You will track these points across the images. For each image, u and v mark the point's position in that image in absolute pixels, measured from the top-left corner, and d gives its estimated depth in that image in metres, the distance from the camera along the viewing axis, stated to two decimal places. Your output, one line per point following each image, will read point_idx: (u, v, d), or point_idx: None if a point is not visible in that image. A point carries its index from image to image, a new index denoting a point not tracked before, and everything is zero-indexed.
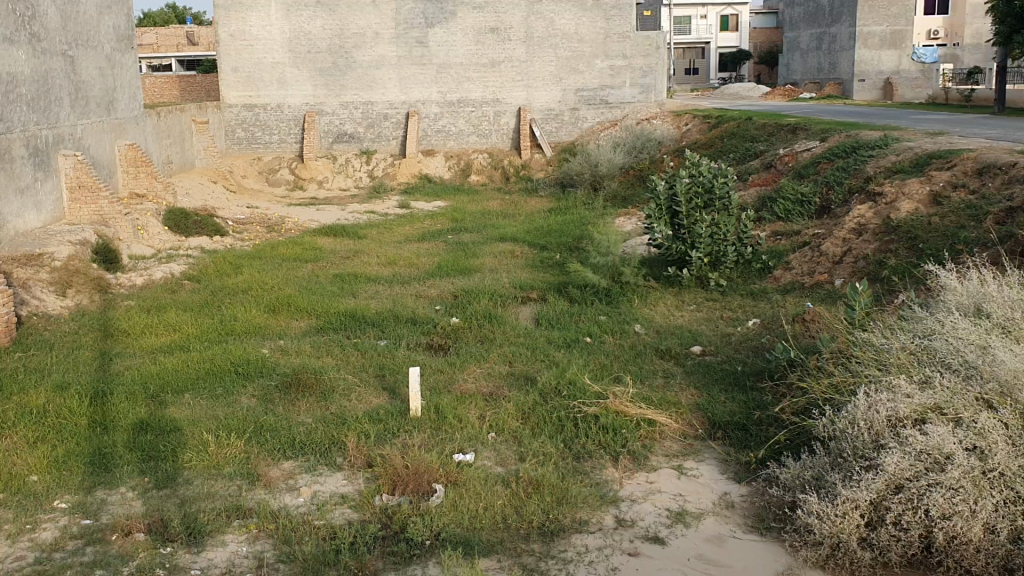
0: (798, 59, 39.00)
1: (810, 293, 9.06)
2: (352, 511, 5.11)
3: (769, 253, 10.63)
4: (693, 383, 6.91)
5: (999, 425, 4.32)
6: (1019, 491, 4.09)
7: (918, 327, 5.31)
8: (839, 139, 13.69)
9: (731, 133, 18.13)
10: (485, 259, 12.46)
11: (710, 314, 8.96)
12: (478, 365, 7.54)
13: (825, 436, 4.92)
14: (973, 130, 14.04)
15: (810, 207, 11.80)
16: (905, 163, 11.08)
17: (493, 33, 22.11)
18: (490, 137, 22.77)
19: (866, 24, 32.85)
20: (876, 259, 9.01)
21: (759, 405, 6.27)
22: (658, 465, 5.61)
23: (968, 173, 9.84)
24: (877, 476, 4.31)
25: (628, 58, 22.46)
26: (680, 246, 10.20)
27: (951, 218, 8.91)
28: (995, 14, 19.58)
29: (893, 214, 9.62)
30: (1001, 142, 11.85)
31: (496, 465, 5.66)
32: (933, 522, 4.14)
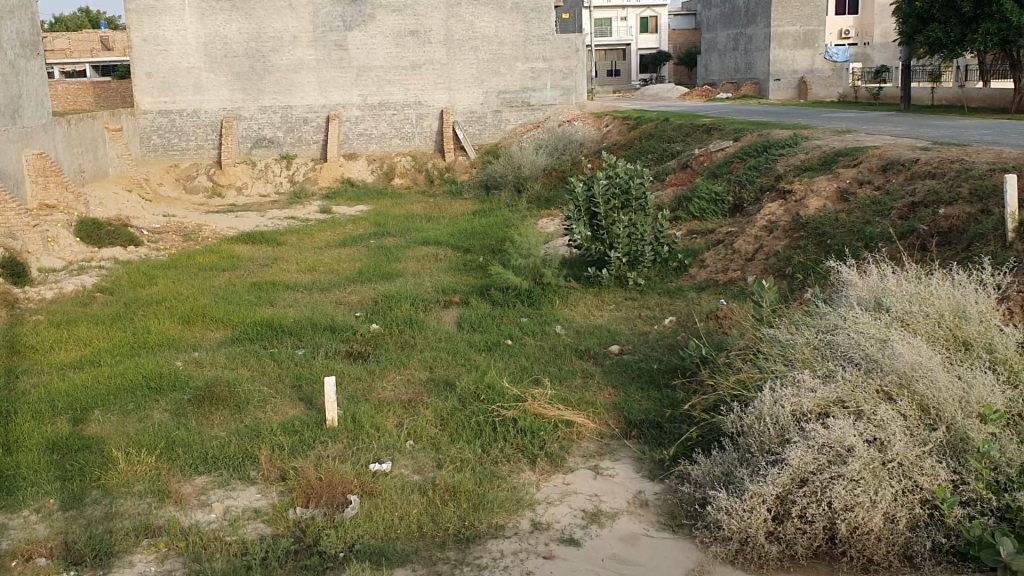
0: (716, 59, 39.70)
1: (724, 290, 9.23)
2: (265, 526, 5.03)
3: (685, 251, 10.78)
4: (611, 383, 6.96)
5: (898, 416, 4.46)
6: (917, 481, 4.23)
7: (822, 321, 5.45)
8: (752, 138, 13.97)
9: (650, 134, 18.37)
10: (407, 263, 12.39)
11: (629, 313, 9.05)
12: (398, 371, 7.49)
13: (733, 432, 4.99)
14: (881, 127, 14.43)
15: (724, 206, 12.00)
16: (813, 161, 11.37)
17: (412, 35, 22.03)
18: (413, 140, 22.62)
19: (780, 24, 33.66)
20: (785, 255, 9.21)
21: (672, 403, 6.35)
22: (575, 466, 5.64)
23: (872, 170, 10.14)
24: (782, 470, 4.39)
25: (549, 61, 22.62)
26: (599, 246, 10.28)
27: (857, 213, 9.15)
28: (899, 16, 20.22)
29: (802, 211, 9.86)
30: (906, 138, 12.20)
31: (413, 473, 5.61)
32: (836, 514, 4.23)
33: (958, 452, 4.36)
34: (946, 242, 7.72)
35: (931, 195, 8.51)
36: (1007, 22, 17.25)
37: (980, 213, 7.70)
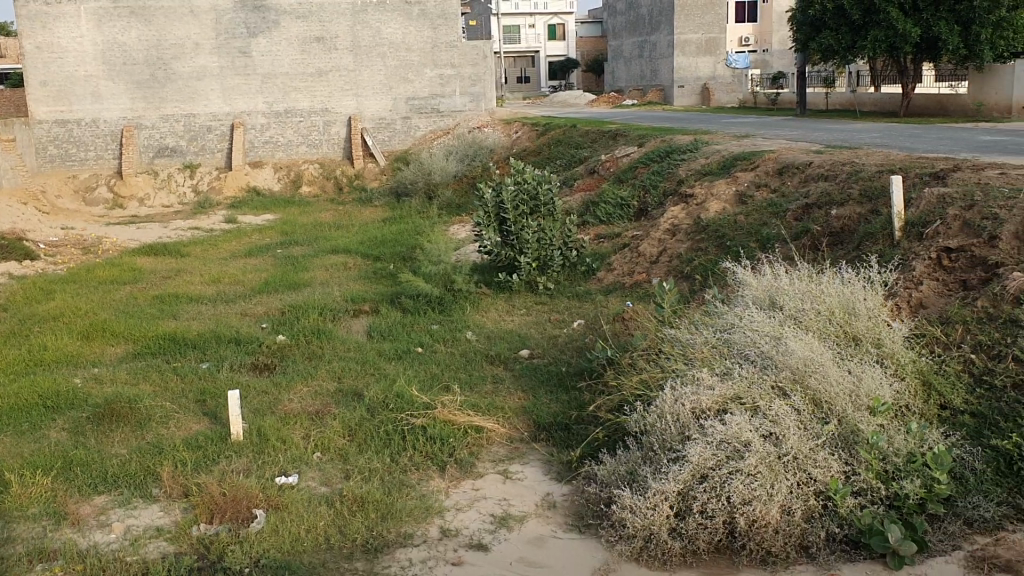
0: (622, 66, 40.29)
1: (630, 293, 9.39)
2: (167, 544, 4.90)
3: (593, 255, 10.90)
4: (520, 387, 6.99)
5: (792, 411, 4.65)
6: (811, 474, 4.39)
7: (719, 321, 5.63)
8: (656, 144, 14.25)
9: (558, 140, 18.57)
10: (316, 272, 12.25)
11: (538, 317, 9.13)
12: (305, 383, 7.38)
13: (637, 431, 5.09)
14: (778, 132, 14.91)
15: (629, 210, 12.20)
16: (713, 165, 11.68)
17: (318, 42, 21.83)
18: (320, 147, 22.35)
19: (683, 32, 34.42)
20: (688, 257, 9.42)
21: (579, 405, 6.42)
22: (484, 471, 5.66)
23: (769, 173, 10.45)
24: (682, 467, 4.50)
25: (457, 67, 22.77)
26: (509, 252, 10.34)
27: (754, 216, 9.41)
28: (794, 24, 20.91)
29: (703, 214, 10.10)
30: (801, 142, 12.61)
31: (320, 485, 5.55)
32: (735, 508, 4.34)
33: (849, 444, 4.56)
34: (838, 241, 8.00)
35: (824, 197, 8.79)
36: (895, 29, 17.95)
37: (869, 213, 7.98)
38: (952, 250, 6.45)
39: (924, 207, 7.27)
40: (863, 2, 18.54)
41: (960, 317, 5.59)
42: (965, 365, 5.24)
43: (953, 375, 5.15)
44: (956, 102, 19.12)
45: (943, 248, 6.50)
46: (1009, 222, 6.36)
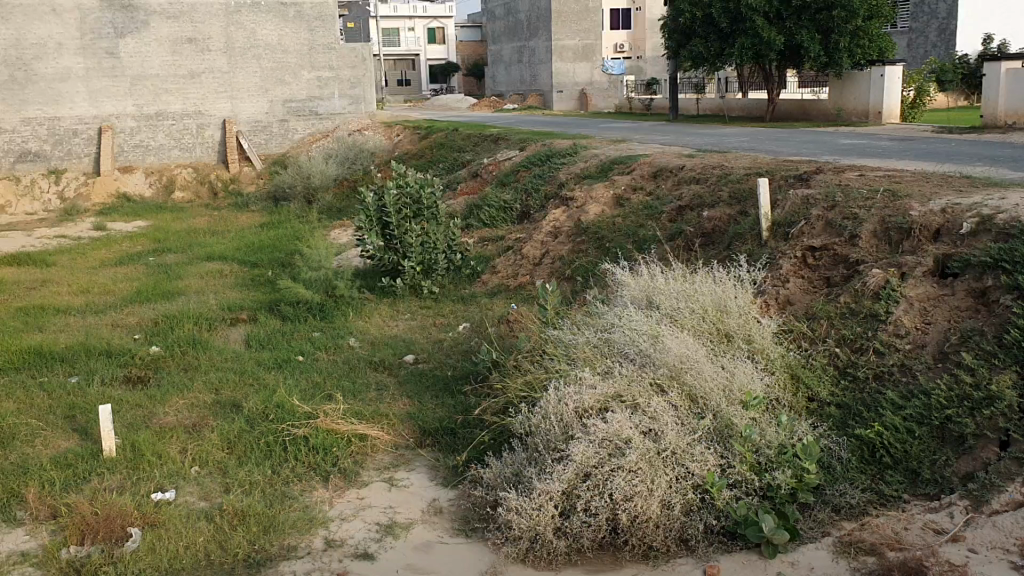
0: (502, 70, 40.55)
1: (514, 295, 9.47)
2: (34, 570, 4.67)
3: (477, 258, 10.93)
4: (405, 393, 6.95)
5: (669, 408, 4.79)
6: (689, 468, 4.53)
7: (599, 321, 5.75)
8: (536, 148, 14.40)
9: (440, 144, 18.55)
10: (191, 280, 11.87)
11: (423, 322, 9.08)
12: (181, 395, 7.15)
13: (522, 433, 5.14)
14: (655, 136, 15.28)
15: (512, 213, 12.27)
16: (592, 169, 11.90)
17: (190, 43, 21.19)
18: (194, 151, 21.66)
19: (561, 38, 34.91)
20: (570, 259, 9.56)
21: (464, 409, 6.43)
22: (369, 480, 5.60)
23: (645, 176, 10.71)
24: (566, 467, 4.57)
25: (336, 70, 22.75)
26: (392, 256, 10.25)
27: (632, 218, 9.62)
28: (666, 31, 21.49)
29: (583, 216, 10.26)
30: (676, 146, 12.95)
31: (199, 500, 5.38)
32: (617, 505, 4.42)
33: (724, 438, 4.72)
34: (710, 241, 8.26)
35: (697, 199, 9.06)
36: (760, 37, 18.63)
37: (739, 214, 8.27)
38: (816, 249, 6.76)
39: (790, 207, 7.58)
40: (730, 11, 19.18)
41: (824, 312, 5.86)
42: (830, 358, 5.50)
43: (819, 368, 5.39)
44: (818, 108, 20.01)
45: (808, 247, 6.81)
46: (867, 221, 6.72)
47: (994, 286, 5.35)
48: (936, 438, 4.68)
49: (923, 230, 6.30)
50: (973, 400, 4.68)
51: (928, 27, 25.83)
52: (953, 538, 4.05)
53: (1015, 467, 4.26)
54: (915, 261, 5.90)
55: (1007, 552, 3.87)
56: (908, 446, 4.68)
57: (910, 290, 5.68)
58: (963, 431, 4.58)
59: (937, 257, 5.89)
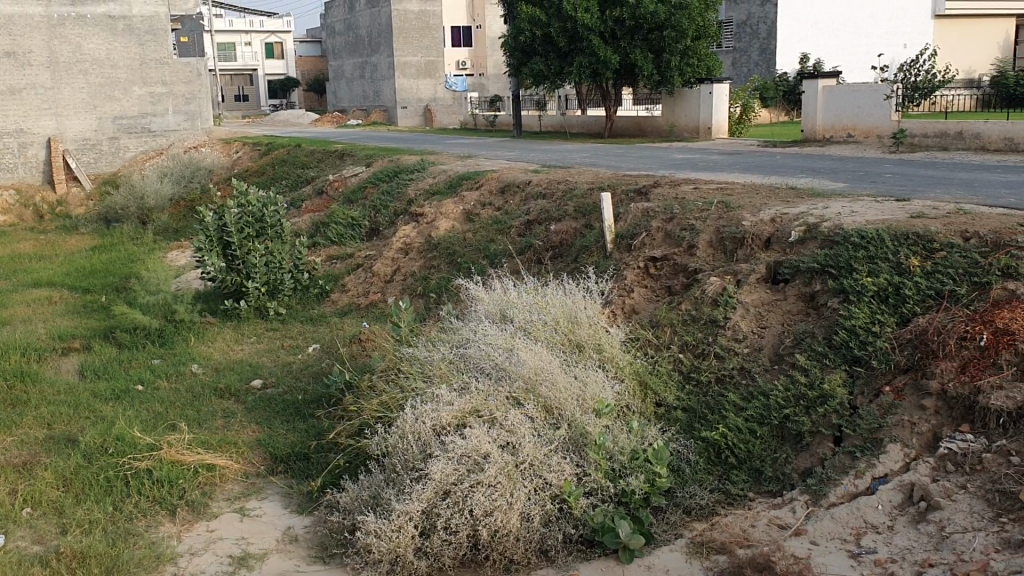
0: (344, 86, 40.13)
1: (365, 313, 9.36)
2: None
3: (325, 277, 10.74)
4: (253, 420, 6.72)
5: (526, 420, 4.85)
6: (546, 479, 4.58)
7: (454, 337, 5.77)
8: (382, 164, 14.31)
9: (282, 161, 18.18)
10: (15, 309, 11.12)
11: (270, 344, 8.84)
12: (9, 433, 6.66)
13: (378, 454, 5.07)
14: (500, 152, 15.42)
15: (361, 230, 12.10)
16: (440, 186, 11.95)
17: (9, 57, 19.81)
18: (16, 172, 20.27)
19: (403, 55, 34.85)
20: (420, 275, 9.54)
21: (317, 432, 6.28)
22: (219, 511, 5.38)
23: (493, 192, 10.82)
24: (425, 485, 4.53)
25: (168, 85, 22.10)
26: (235, 277, 9.89)
27: (481, 233, 9.69)
28: (506, 48, 21.79)
29: (433, 233, 10.27)
30: (521, 162, 13.14)
31: (32, 544, 5.02)
32: (477, 520, 4.43)
33: (579, 447, 4.81)
34: (558, 255, 8.40)
35: (543, 214, 9.22)
36: (597, 56, 19.21)
37: (584, 227, 8.46)
38: (657, 259, 7.00)
39: (632, 220, 7.81)
40: (567, 30, 19.62)
41: (668, 320, 6.07)
42: (675, 364, 5.70)
43: (665, 374, 5.58)
44: (653, 124, 20.81)
45: (650, 257, 7.05)
46: (704, 231, 7.00)
47: (822, 290, 5.69)
48: (776, 437, 4.92)
49: (755, 239, 6.63)
50: (808, 398, 4.94)
51: (749, 48, 27.18)
52: (795, 532, 4.21)
53: (848, 461, 4.52)
54: (750, 268, 6.20)
55: (844, 542, 4.04)
56: (751, 446, 4.90)
57: (745, 296, 5.95)
58: (800, 429, 4.82)
59: (769, 264, 6.22)
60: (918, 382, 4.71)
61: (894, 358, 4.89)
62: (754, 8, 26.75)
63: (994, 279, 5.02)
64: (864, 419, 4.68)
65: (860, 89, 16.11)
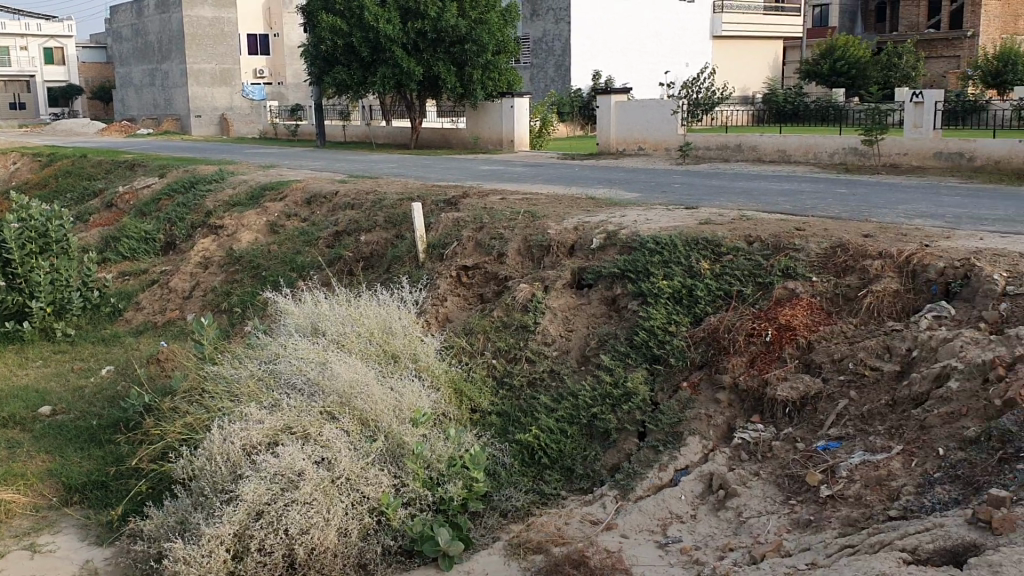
0: (132, 94, 38.11)
1: (163, 332, 8.94)
2: None
3: (118, 293, 10.16)
4: (42, 449, 6.27)
5: (342, 434, 4.80)
6: (363, 492, 4.54)
7: (264, 353, 5.62)
8: (178, 175, 13.72)
9: (66, 172, 17.05)
10: None
11: (59, 367, 8.26)
12: None
13: (184, 477, 4.85)
14: (303, 162, 15.13)
15: (156, 244, 11.55)
16: (240, 197, 11.59)
17: None
18: None
19: (196, 62, 33.54)
20: (222, 290, 9.24)
21: (116, 459, 5.92)
22: (7, 550, 4.97)
23: (298, 203, 10.59)
24: (237, 507, 4.38)
25: None
26: (17, 296, 9.10)
27: (287, 245, 9.46)
28: (307, 56, 21.29)
29: (235, 245, 9.95)
30: (326, 172, 12.94)
31: None
32: (293, 539, 4.32)
33: (396, 458, 4.80)
34: (369, 266, 8.35)
35: (352, 225, 9.12)
36: (400, 67, 19.22)
37: (394, 238, 8.44)
38: (469, 268, 7.09)
39: (442, 229, 7.87)
40: (369, 41, 19.49)
41: (481, 326, 6.17)
42: (488, 370, 5.79)
43: (479, 380, 5.66)
44: (457, 136, 20.95)
45: (461, 266, 7.13)
46: (512, 240, 7.16)
47: (623, 293, 5.95)
48: (585, 436, 5.09)
49: (560, 247, 6.83)
50: (614, 397, 5.15)
51: (546, 63, 28.00)
52: (607, 526, 4.37)
53: (652, 455, 4.75)
54: (556, 274, 6.40)
55: (652, 533, 4.24)
56: (562, 446, 5.04)
57: (553, 301, 6.14)
58: (607, 427, 5.02)
59: (575, 270, 6.43)
60: (712, 378, 5.02)
61: (690, 355, 5.18)
62: (550, 26, 27.61)
63: (777, 279, 5.41)
64: (665, 414, 4.92)
65: (649, 104, 17.02)
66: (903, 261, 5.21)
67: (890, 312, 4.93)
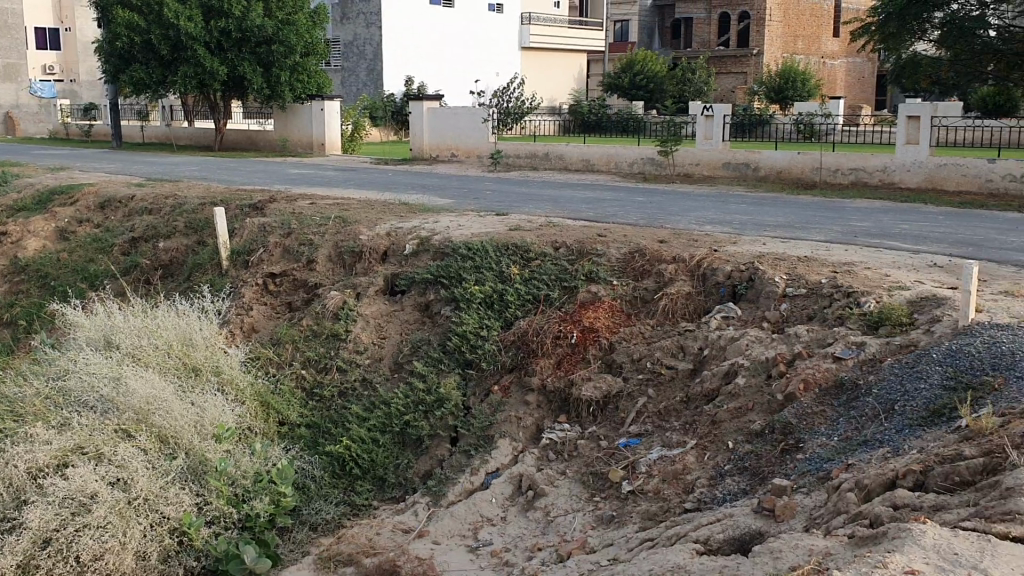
0: None
1: None
2: None
3: None
4: None
5: (139, 453, 4.55)
6: (163, 513, 4.31)
7: (51, 369, 5.25)
8: None
9: None
10: None
11: None
12: None
13: None
14: (97, 165, 14.25)
15: None
16: (26, 201, 10.78)
17: None
18: None
19: None
20: (6, 301, 8.57)
21: None
22: None
23: (90, 208, 9.95)
24: (20, 536, 4.06)
25: None
26: None
27: (78, 253, 8.87)
28: (100, 54, 19.98)
29: (20, 253, 9.24)
30: (123, 175, 12.24)
31: None
32: (86, 567, 4.06)
33: (199, 476, 4.60)
34: (169, 275, 7.97)
35: (150, 231, 8.67)
36: (202, 67, 18.42)
37: (196, 245, 8.09)
38: (276, 276, 6.90)
39: (248, 236, 7.61)
40: (169, 38, 18.55)
41: (288, 336, 6.01)
42: (297, 381, 5.66)
43: (288, 392, 5.52)
44: (265, 138, 20.34)
45: (268, 273, 6.93)
46: (322, 246, 7.01)
47: (435, 299, 5.96)
48: (397, 444, 5.05)
49: (371, 253, 6.76)
50: (426, 403, 5.14)
51: (357, 67, 27.68)
52: (418, 534, 4.35)
53: (463, 460, 4.78)
54: (367, 282, 6.33)
55: (463, 538, 4.26)
56: (373, 455, 4.98)
57: (364, 308, 6.07)
58: (420, 434, 5.00)
59: (386, 277, 6.38)
60: (521, 380, 5.10)
61: (501, 359, 5.25)
62: (360, 30, 27.28)
63: (582, 283, 5.57)
64: (476, 419, 4.97)
65: (460, 112, 17.17)
66: (694, 265, 5.50)
67: (685, 313, 5.19)
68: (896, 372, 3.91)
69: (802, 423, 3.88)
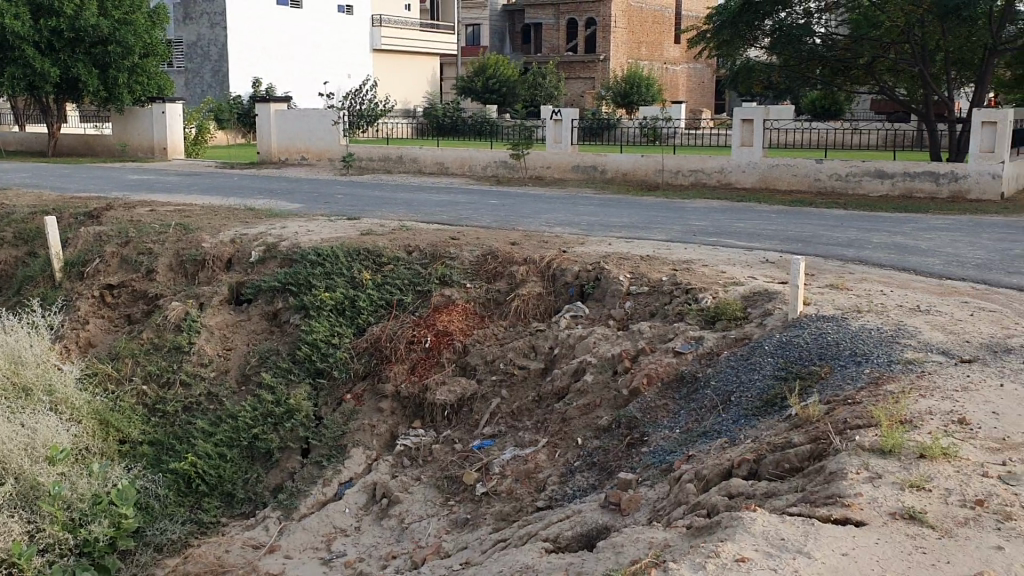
0: None
1: None
2: None
3: None
4: None
5: None
6: None
7: None
8: None
9: None
10: None
11: None
12: None
13: None
14: None
15: None
16: None
17: None
18: None
19: None
20: None
21: None
22: None
23: None
24: None
25: None
26: None
27: None
28: None
29: None
30: None
31: None
32: None
33: (30, 502, 4.35)
34: None
35: None
36: (31, 68, 17.38)
37: (27, 256, 7.65)
38: (114, 287, 6.59)
39: (82, 245, 7.22)
40: None
41: (128, 350, 5.76)
42: (139, 398, 5.44)
43: (128, 409, 5.30)
44: (103, 143, 19.34)
45: (105, 285, 6.61)
46: (163, 255, 6.73)
47: (283, 307, 5.82)
48: (246, 457, 4.91)
49: (215, 261, 6.53)
50: (275, 415, 5.01)
51: (202, 68, 26.73)
52: (269, 549, 4.23)
53: (315, 471, 4.67)
54: (212, 291, 6.12)
55: (316, 550, 4.17)
56: (221, 470, 4.82)
57: (209, 318, 5.87)
58: (269, 447, 4.87)
59: (232, 285, 6.18)
60: (374, 387, 5.04)
61: (353, 366, 5.17)
62: (204, 30, 26.35)
63: (433, 287, 5.55)
64: (328, 429, 4.87)
65: (309, 113, 16.86)
66: (544, 265, 5.56)
67: (535, 314, 5.25)
68: (733, 364, 4.07)
69: (647, 417, 3.99)
